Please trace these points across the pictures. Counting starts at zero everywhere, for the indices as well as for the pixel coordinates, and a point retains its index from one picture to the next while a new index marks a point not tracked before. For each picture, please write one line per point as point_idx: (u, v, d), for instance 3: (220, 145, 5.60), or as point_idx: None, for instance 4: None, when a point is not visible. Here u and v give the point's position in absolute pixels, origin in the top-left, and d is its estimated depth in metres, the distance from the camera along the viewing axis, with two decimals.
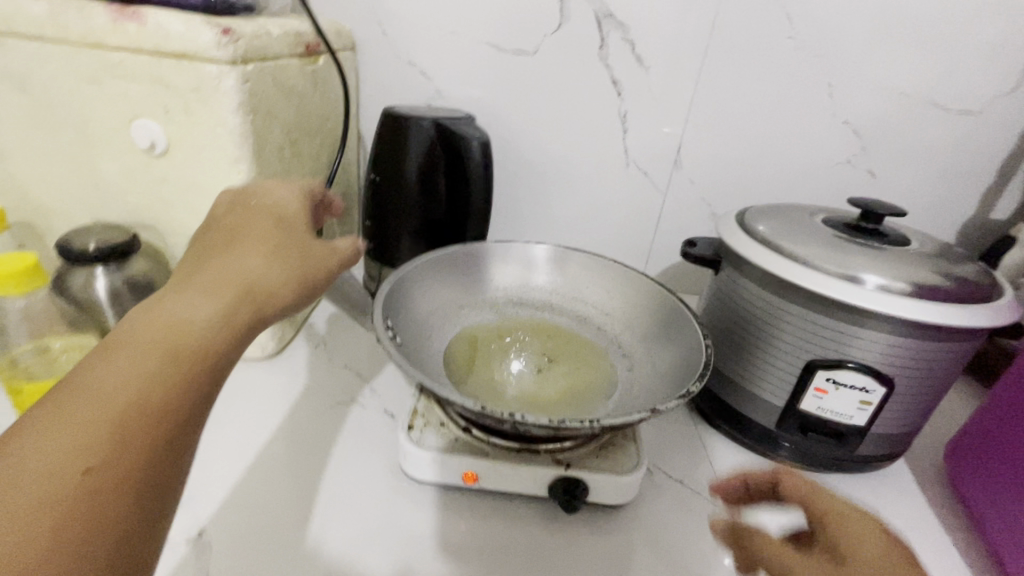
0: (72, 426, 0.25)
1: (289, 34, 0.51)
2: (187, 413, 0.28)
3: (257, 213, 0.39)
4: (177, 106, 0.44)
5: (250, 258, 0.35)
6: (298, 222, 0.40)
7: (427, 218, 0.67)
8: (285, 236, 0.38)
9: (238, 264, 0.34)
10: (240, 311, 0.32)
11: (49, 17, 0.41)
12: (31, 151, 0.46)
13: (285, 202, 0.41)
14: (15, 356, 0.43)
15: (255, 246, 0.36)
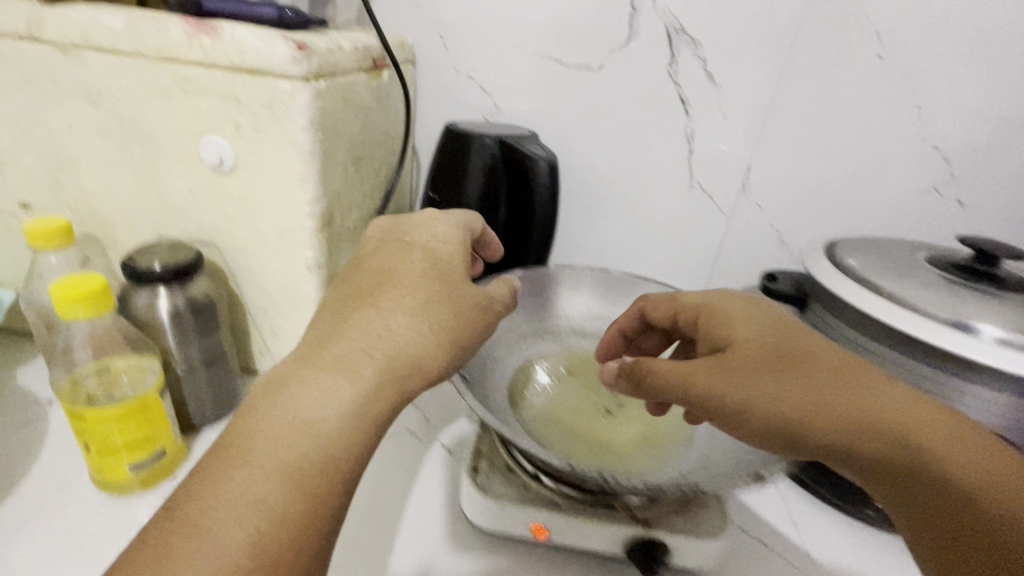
0: (245, 505, 0.28)
1: (358, 49, 0.50)
2: (337, 494, 0.31)
3: (409, 262, 0.41)
4: (247, 123, 0.42)
5: (394, 321, 0.37)
6: (447, 271, 0.41)
7: None
8: (437, 290, 0.39)
9: (384, 328, 0.36)
10: (383, 386, 0.34)
11: (126, 31, 0.40)
12: (97, 164, 0.45)
13: (439, 248, 0.42)
14: (78, 378, 0.41)
15: (402, 304, 0.37)
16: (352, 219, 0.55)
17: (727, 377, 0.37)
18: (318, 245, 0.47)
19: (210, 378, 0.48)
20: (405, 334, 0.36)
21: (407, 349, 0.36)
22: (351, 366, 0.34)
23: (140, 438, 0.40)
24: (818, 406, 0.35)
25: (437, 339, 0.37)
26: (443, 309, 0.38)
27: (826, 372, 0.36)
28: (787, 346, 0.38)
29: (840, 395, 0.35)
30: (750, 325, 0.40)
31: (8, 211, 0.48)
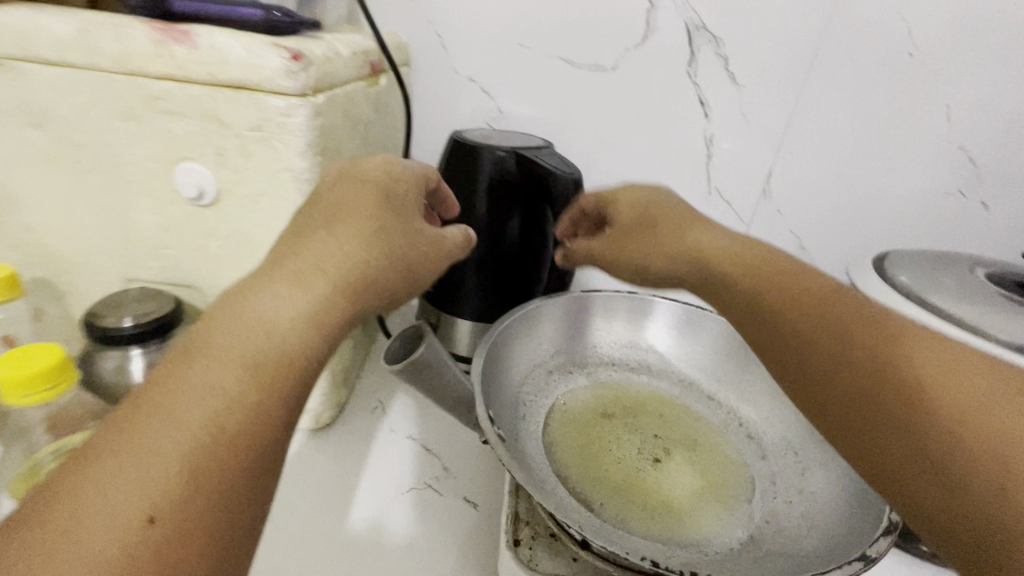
0: (138, 472, 0.20)
1: (356, 54, 0.43)
2: (266, 449, 0.23)
3: (365, 190, 0.32)
4: (232, 148, 0.35)
5: (348, 236, 0.29)
6: (406, 198, 0.34)
7: (498, 260, 0.57)
8: (395, 213, 0.33)
9: (334, 249, 0.28)
10: (333, 315, 0.26)
11: (76, 39, 0.32)
12: (49, 198, 0.38)
13: (394, 174, 0.35)
14: (35, 463, 0.33)
15: (358, 220, 0.30)
16: None
17: (611, 241, 0.47)
18: None
19: None
20: (356, 252, 0.28)
21: (360, 265, 0.28)
22: (292, 277, 0.26)
23: None
24: (723, 265, 0.38)
25: (394, 268, 0.31)
26: (401, 233, 0.32)
27: (758, 254, 0.37)
28: (734, 241, 0.39)
29: (762, 266, 0.35)
30: (631, 200, 0.47)
31: None
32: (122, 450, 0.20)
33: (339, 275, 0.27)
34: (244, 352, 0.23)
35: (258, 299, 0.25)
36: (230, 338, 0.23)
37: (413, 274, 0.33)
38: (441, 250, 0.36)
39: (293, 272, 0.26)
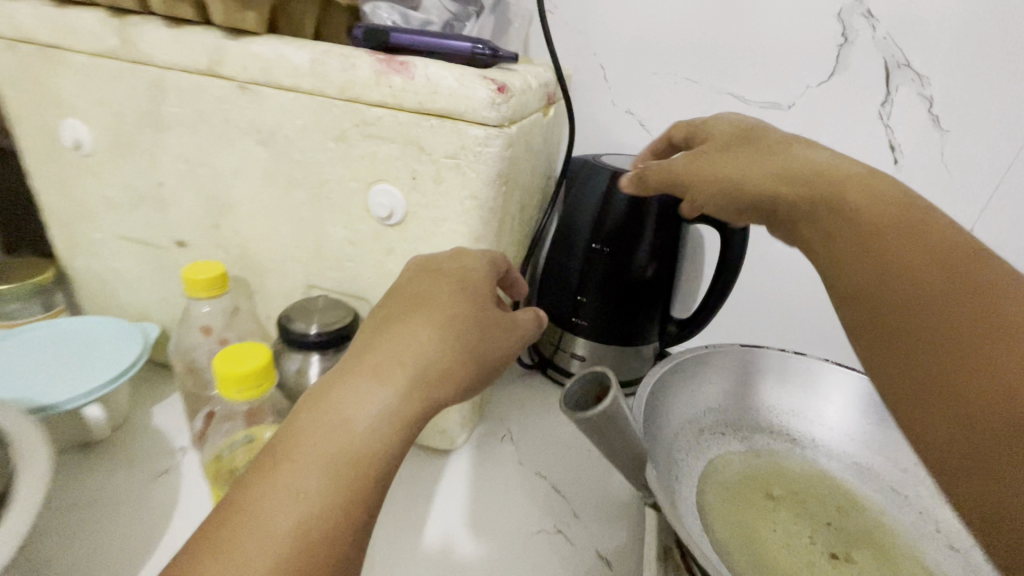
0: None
1: (540, 85, 0.43)
2: (346, 546, 0.23)
3: (446, 281, 0.32)
4: (427, 173, 0.37)
5: (421, 335, 0.28)
6: (481, 289, 0.33)
7: (636, 287, 0.56)
8: (470, 302, 0.31)
9: (417, 335, 0.29)
10: (411, 407, 0.26)
11: (310, 68, 0.36)
12: (259, 206, 0.42)
13: (473, 269, 0.33)
14: (222, 449, 0.36)
15: (430, 316, 0.29)
16: None
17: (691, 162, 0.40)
18: None
19: None
20: (429, 354, 0.28)
21: (439, 365, 0.28)
22: (362, 380, 0.26)
23: None
24: (719, 173, 0.37)
25: (472, 363, 0.29)
26: (481, 326, 0.31)
27: (772, 150, 0.36)
28: (736, 137, 0.39)
29: (766, 167, 0.35)
30: (682, 127, 0.45)
31: (166, 247, 0.46)
32: (222, 548, 0.22)
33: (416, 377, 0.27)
34: (328, 448, 0.24)
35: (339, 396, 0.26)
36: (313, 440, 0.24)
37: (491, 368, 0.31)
38: (514, 333, 0.34)
39: (374, 364, 0.27)
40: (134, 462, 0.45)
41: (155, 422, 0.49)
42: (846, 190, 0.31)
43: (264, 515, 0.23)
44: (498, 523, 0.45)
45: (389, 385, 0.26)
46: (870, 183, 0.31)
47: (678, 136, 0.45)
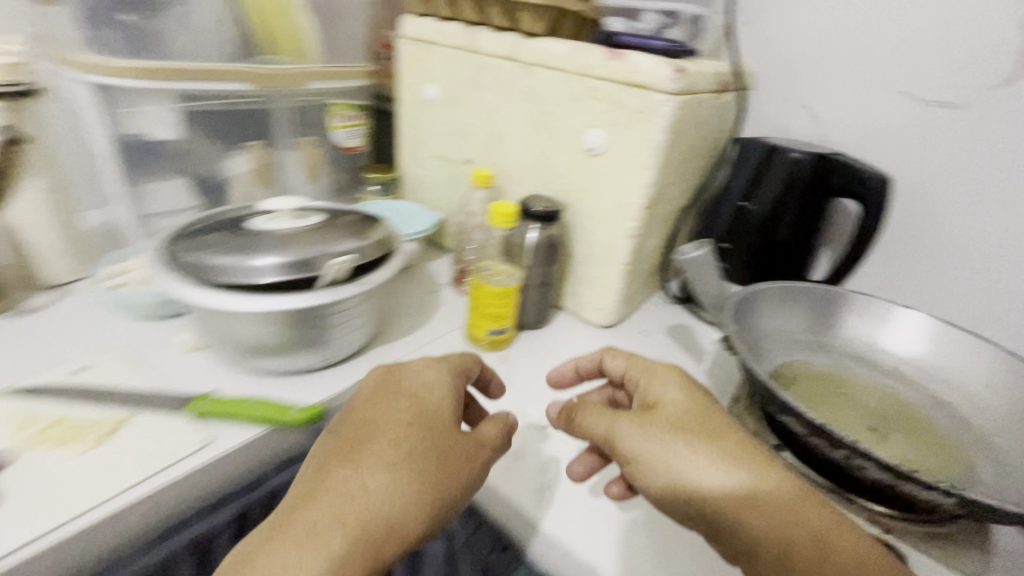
0: None
1: (715, 73, 0.61)
2: None
3: (393, 429, 0.40)
4: (623, 121, 0.58)
5: (370, 480, 0.37)
6: (436, 417, 0.42)
7: (773, 242, 0.70)
8: (426, 435, 0.41)
9: (360, 489, 0.37)
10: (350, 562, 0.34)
11: (566, 55, 0.60)
12: (517, 139, 0.69)
13: (431, 403, 0.43)
14: (478, 268, 0.63)
15: (380, 458, 0.38)
16: (669, 206, 0.67)
17: (640, 428, 0.40)
18: (640, 218, 0.61)
19: (538, 298, 0.66)
20: (374, 499, 0.36)
21: (378, 520, 0.36)
22: (303, 542, 0.34)
23: (496, 307, 0.61)
24: (647, 450, 0.38)
25: (417, 500, 0.37)
26: (429, 468, 0.39)
27: (722, 445, 0.38)
28: (690, 418, 0.40)
29: (702, 461, 0.37)
30: (618, 358, 0.49)
31: (459, 162, 0.76)
32: None
33: (355, 536, 0.35)
34: None
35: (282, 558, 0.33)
36: None
37: (448, 498, 0.39)
38: (475, 460, 0.42)
39: (314, 527, 0.34)
40: (420, 280, 0.76)
41: (431, 266, 0.80)
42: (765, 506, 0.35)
43: None
44: None
45: (327, 549, 0.34)
46: (790, 512, 0.34)
47: (614, 368, 0.49)
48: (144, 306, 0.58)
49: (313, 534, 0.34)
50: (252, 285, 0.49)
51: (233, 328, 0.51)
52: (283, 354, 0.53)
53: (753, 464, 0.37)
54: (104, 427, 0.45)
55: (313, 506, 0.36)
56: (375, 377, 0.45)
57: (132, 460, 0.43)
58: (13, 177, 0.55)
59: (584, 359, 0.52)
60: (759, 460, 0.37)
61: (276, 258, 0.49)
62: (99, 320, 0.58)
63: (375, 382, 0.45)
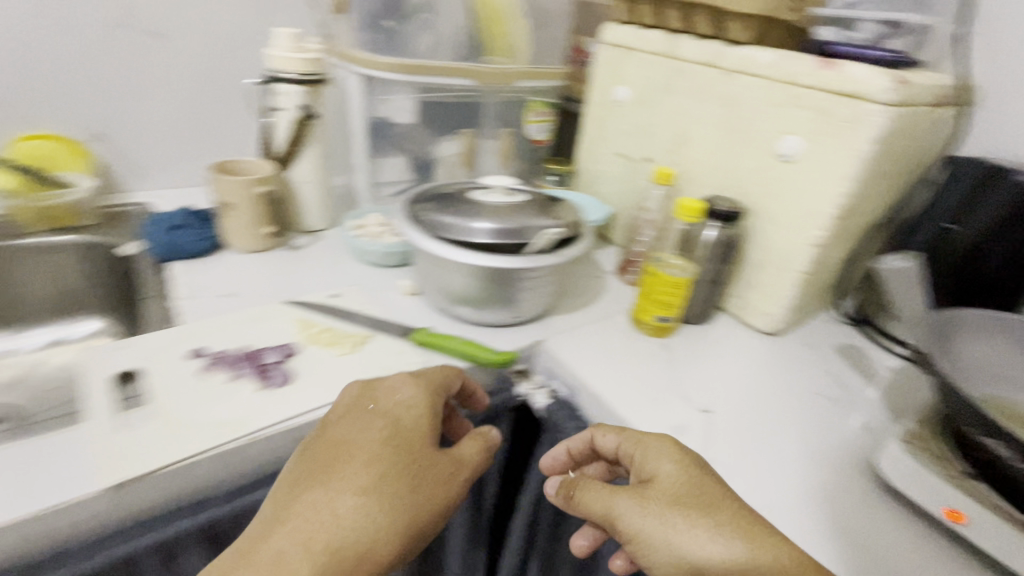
0: None
1: (937, 85, 0.59)
2: None
3: (368, 448, 0.45)
4: (825, 130, 0.59)
5: (341, 505, 0.41)
6: (411, 440, 0.46)
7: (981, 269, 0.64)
8: (401, 455, 0.45)
9: (336, 505, 0.41)
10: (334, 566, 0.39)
11: (772, 63, 0.62)
12: (704, 142, 0.72)
13: (405, 418, 0.47)
14: (654, 259, 0.67)
15: (352, 483, 0.42)
16: (860, 219, 0.65)
17: (638, 507, 0.41)
18: (830, 227, 0.61)
19: (705, 294, 0.69)
20: (346, 521, 0.41)
21: (356, 533, 0.40)
22: (294, 549, 0.39)
23: (669, 295, 0.64)
24: (644, 527, 0.40)
25: (391, 520, 0.42)
26: (407, 483, 0.44)
27: (718, 518, 0.39)
28: (686, 489, 0.41)
29: (702, 535, 0.38)
30: (609, 432, 0.49)
31: (638, 160, 0.81)
32: None
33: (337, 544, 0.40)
34: None
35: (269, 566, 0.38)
36: None
37: (424, 509, 0.44)
38: (453, 479, 0.47)
39: (301, 537, 0.39)
40: (587, 265, 0.83)
41: (597, 255, 0.86)
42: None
43: None
44: (789, 376, 0.64)
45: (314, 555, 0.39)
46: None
47: (607, 445, 0.48)
48: (375, 254, 0.72)
49: (300, 543, 0.39)
50: (469, 243, 0.60)
51: (447, 277, 0.63)
52: (476, 305, 0.64)
53: (750, 538, 0.38)
54: (53, 441, 0.42)
55: (293, 517, 0.40)
56: (352, 395, 0.48)
57: (112, 468, 0.40)
58: (303, 145, 0.72)
59: (576, 443, 0.51)
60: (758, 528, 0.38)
61: (490, 224, 0.59)
62: (341, 261, 0.73)
63: (350, 400, 0.48)
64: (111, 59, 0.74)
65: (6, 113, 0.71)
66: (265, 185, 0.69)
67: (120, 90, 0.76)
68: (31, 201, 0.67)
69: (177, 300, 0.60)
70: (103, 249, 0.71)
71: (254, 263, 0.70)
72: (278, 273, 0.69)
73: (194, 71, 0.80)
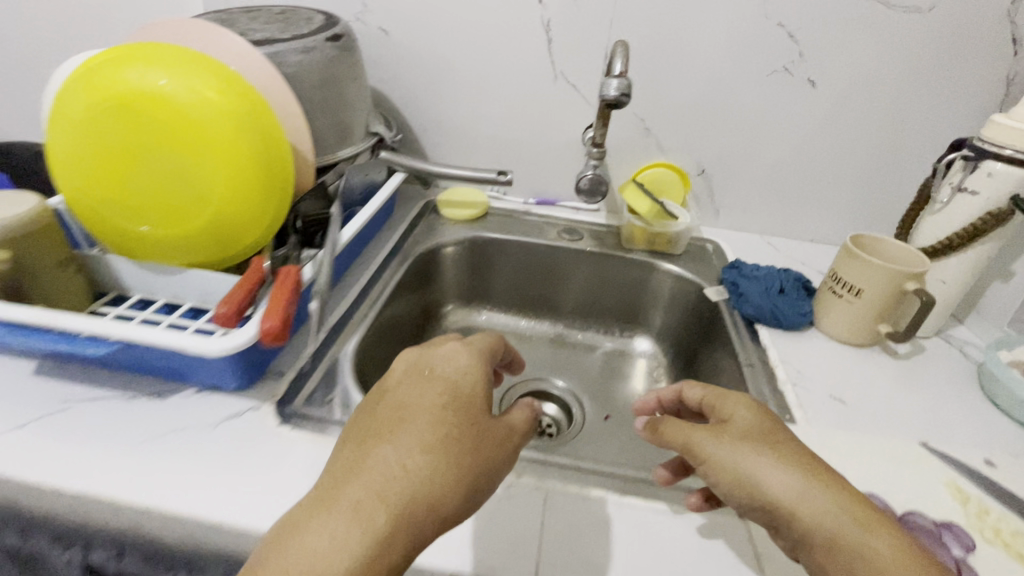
0: None
1: None
2: None
3: (422, 403, 0.39)
4: None
5: (409, 459, 0.35)
6: (471, 401, 0.40)
7: None
8: (461, 418, 0.39)
9: (396, 468, 0.35)
10: (400, 531, 0.33)
11: None
12: None
13: (458, 370, 0.42)
14: None
15: (418, 439, 0.37)
16: None
17: (716, 438, 0.36)
18: None
19: None
20: (415, 476, 0.35)
21: (423, 497, 0.35)
22: (354, 508, 0.33)
23: None
24: (725, 457, 0.35)
25: (456, 483, 0.36)
26: (470, 445, 0.38)
27: (788, 452, 0.35)
28: (763, 434, 0.36)
29: (786, 474, 0.34)
30: (698, 388, 0.42)
31: None
32: None
33: (405, 507, 0.34)
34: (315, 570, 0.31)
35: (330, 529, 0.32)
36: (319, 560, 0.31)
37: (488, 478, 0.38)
38: (508, 444, 0.40)
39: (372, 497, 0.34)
40: None
41: None
42: (803, 512, 0.33)
43: None
44: None
45: (382, 516, 0.33)
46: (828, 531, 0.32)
47: (691, 398, 0.42)
48: None
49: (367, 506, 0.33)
50: None
51: None
52: None
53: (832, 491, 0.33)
54: None
55: (353, 471, 0.35)
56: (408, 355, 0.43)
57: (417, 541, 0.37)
58: (973, 240, 0.55)
59: (665, 391, 0.45)
60: (834, 481, 0.34)
61: None
62: (963, 398, 0.55)
63: (408, 358, 0.43)
64: (757, 106, 0.73)
65: (650, 144, 0.78)
66: (917, 284, 0.54)
67: (742, 132, 0.75)
68: (648, 227, 0.74)
69: (784, 386, 0.54)
70: (694, 293, 0.72)
71: (851, 363, 0.58)
72: (889, 389, 0.55)
73: (825, 121, 0.72)
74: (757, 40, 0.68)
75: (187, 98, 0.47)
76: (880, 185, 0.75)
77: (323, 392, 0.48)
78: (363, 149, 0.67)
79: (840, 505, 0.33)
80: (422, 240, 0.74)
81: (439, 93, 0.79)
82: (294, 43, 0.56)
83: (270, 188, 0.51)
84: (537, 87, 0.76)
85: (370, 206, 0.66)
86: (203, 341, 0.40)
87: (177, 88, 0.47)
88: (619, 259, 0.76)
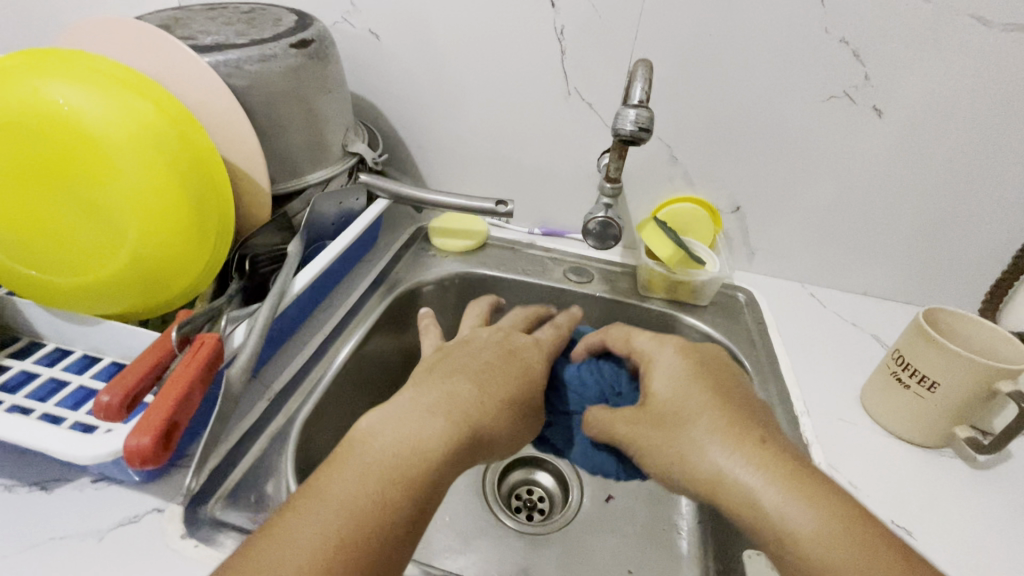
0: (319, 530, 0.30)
1: None
2: (401, 523, 0.32)
3: (497, 362, 0.44)
4: None
5: (484, 396, 0.40)
6: (537, 370, 0.46)
7: None
8: (525, 382, 0.44)
9: (469, 396, 0.39)
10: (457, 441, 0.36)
11: None
12: None
13: (532, 346, 0.48)
14: None
15: (493, 384, 0.41)
16: None
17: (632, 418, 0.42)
18: None
19: None
20: (486, 406, 0.39)
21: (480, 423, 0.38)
22: (430, 413, 0.37)
23: None
24: (637, 437, 0.41)
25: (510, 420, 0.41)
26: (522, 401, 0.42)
27: (678, 423, 0.39)
28: (667, 400, 0.40)
29: (671, 430, 0.39)
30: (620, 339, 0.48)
31: None
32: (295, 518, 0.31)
33: (470, 424, 0.38)
34: (391, 453, 0.34)
35: (405, 426, 0.36)
36: (392, 446, 0.34)
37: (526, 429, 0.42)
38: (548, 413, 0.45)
39: (443, 412, 0.37)
40: None
41: None
42: (690, 468, 0.37)
43: (340, 489, 0.32)
44: None
45: (445, 425, 0.37)
46: (793, 526, 0.33)
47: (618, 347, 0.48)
48: None
49: (439, 416, 0.37)
50: None
51: None
52: None
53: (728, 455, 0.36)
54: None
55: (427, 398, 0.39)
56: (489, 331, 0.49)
57: None
58: None
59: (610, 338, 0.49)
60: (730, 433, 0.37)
61: None
62: None
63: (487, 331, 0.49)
64: (808, 137, 0.61)
65: (675, 174, 0.67)
66: (1012, 387, 0.42)
67: (787, 166, 0.63)
68: (669, 274, 0.63)
69: None
70: None
71: (909, 471, 0.47)
72: (958, 517, 0.44)
73: (893, 156, 0.59)
74: (813, 59, 0.56)
75: (78, 110, 0.38)
76: (955, 237, 0.62)
77: (255, 484, 0.39)
78: (338, 172, 0.57)
79: (723, 441, 0.37)
80: (403, 275, 0.64)
81: (436, 107, 0.69)
82: (249, 50, 0.47)
83: (203, 224, 0.43)
84: (547, 104, 0.66)
85: (340, 239, 0.56)
86: (66, 442, 0.33)
87: (65, 99, 0.38)
88: (631, 307, 0.66)
